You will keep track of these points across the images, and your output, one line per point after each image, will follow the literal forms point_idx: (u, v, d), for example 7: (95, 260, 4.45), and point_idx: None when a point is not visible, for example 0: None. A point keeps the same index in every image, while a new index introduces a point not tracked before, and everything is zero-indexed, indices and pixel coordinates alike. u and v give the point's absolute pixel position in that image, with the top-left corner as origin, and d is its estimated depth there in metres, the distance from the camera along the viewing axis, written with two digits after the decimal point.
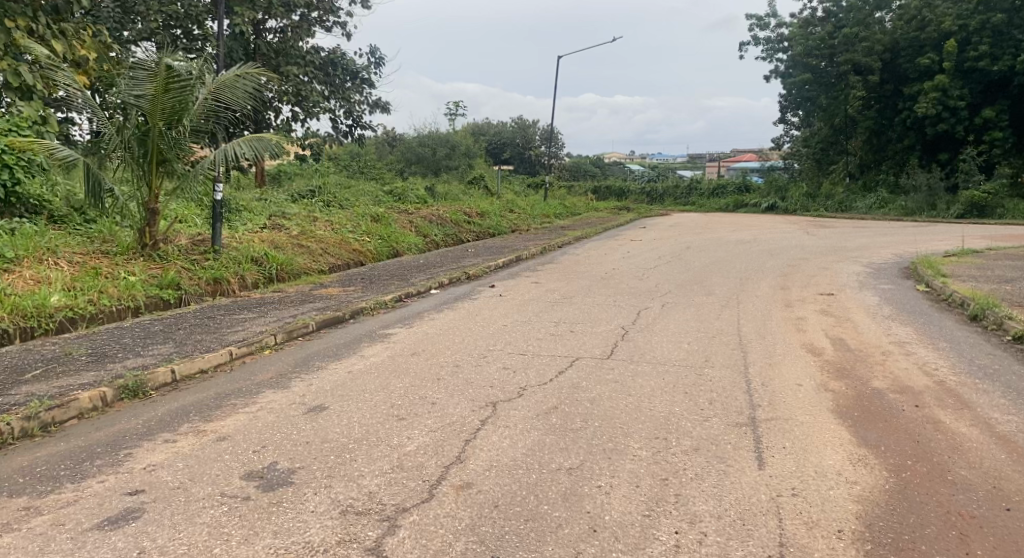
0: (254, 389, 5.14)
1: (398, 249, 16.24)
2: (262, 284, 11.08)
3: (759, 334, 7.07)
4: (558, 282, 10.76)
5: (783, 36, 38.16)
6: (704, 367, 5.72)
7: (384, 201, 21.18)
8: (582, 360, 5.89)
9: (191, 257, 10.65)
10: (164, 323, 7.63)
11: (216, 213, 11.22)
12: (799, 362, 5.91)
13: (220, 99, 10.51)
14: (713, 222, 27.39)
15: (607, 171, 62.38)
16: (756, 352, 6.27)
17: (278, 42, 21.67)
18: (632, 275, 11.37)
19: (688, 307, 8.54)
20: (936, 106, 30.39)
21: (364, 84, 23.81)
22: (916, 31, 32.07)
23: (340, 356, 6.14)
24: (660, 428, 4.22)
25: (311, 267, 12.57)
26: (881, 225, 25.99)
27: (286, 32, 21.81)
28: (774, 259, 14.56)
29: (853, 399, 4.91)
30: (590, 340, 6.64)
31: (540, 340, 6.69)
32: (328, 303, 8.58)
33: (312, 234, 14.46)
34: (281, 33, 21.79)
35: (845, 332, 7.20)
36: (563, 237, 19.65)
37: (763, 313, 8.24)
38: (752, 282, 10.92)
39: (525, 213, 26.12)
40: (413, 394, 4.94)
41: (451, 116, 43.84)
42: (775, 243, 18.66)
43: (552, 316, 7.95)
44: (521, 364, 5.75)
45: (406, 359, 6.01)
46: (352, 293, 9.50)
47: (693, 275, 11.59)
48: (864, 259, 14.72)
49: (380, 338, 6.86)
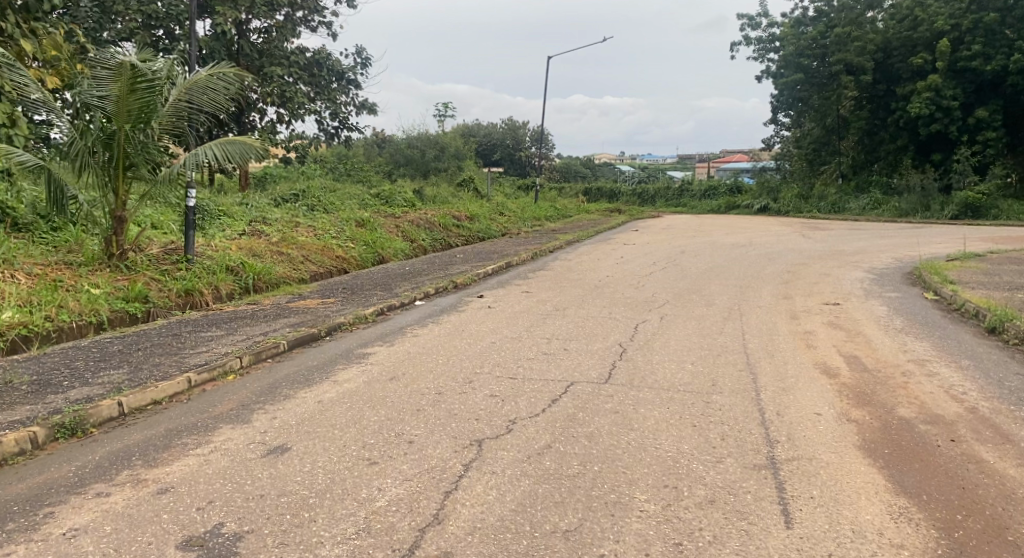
0: (211, 424, 4.58)
1: (383, 255, 15.68)
2: (237, 295, 10.52)
3: (767, 352, 6.57)
4: (549, 291, 10.26)
5: (774, 36, 37.89)
6: (711, 393, 5.21)
7: (370, 205, 20.60)
8: (578, 385, 5.36)
9: (161, 268, 10.05)
10: (125, 342, 7.02)
11: (189, 220, 10.62)
12: (814, 386, 5.43)
13: (193, 101, 9.93)
14: (706, 224, 26.97)
15: (598, 172, 61.96)
16: (766, 373, 5.77)
17: (262, 43, 21.12)
18: (627, 283, 10.87)
19: (688, 320, 8.04)
20: (929, 106, 30.10)
21: (350, 86, 23.23)
22: (908, 30, 31.82)
23: (312, 382, 5.59)
24: (668, 473, 3.72)
25: (290, 275, 12.04)
26: (876, 227, 25.63)
27: (270, 33, 21.22)
28: (773, 264, 14.09)
29: (879, 431, 4.42)
30: (587, 360, 6.13)
31: (532, 360, 6.17)
32: (304, 318, 8.01)
33: (293, 241, 13.90)
34: (266, 34, 21.22)
35: (858, 349, 6.71)
36: (554, 240, 19.15)
37: (769, 326, 7.75)
38: (753, 290, 10.44)
39: (515, 216, 25.60)
40: (389, 430, 4.40)
41: (441, 118, 43.26)
42: (771, 246, 18.22)
43: (543, 331, 7.42)
44: (511, 391, 5.21)
45: (383, 385, 5.46)
46: (331, 306, 8.95)
47: (691, 282, 11.10)
48: (864, 264, 14.26)
49: (356, 359, 6.30)
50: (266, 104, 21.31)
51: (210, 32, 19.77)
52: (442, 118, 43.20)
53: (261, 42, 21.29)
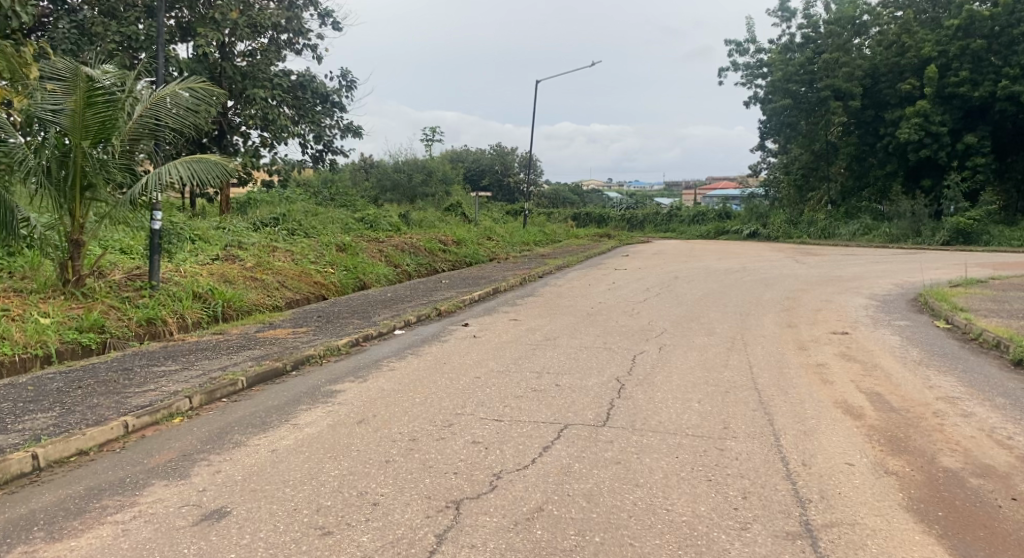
0: (141, 480, 3.85)
1: (365, 280, 15.03)
2: (204, 324, 9.83)
3: (780, 387, 5.96)
4: (538, 318, 9.65)
5: (762, 62, 37.99)
6: (726, 439, 4.58)
7: (354, 229, 19.98)
8: (571, 429, 4.72)
9: (122, 295, 9.34)
10: (68, 376, 6.29)
11: (154, 243, 9.93)
12: (839, 429, 4.81)
13: (160, 118, 9.31)
14: (697, 250, 26.56)
15: (586, 198, 61.74)
16: (783, 414, 5.15)
17: (246, 65, 20.58)
18: (621, 310, 10.27)
19: (688, 350, 7.44)
20: (919, 131, 29.95)
21: (335, 109, 22.71)
22: (895, 56, 31.87)
23: (269, 425, 4.89)
24: (684, 546, 3.12)
25: (264, 303, 11.38)
26: (870, 252, 25.30)
27: (255, 56, 20.77)
28: (771, 290, 13.57)
29: (923, 486, 3.81)
30: (581, 398, 5.49)
31: (520, 398, 5.52)
32: (270, 350, 7.30)
33: (270, 266, 13.25)
34: (251, 56, 20.76)
35: (878, 385, 6.11)
36: (543, 265, 18.58)
37: (777, 358, 7.17)
38: (754, 318, 9.88)
39: (503, 240, 25.06)
40: (353, 486, 3.75)
41: (429, 142, 42.88)
42: (765, 271, 17.74)
43: (533, 363, 6.76)
44: (496, 437, 4.56)
45: (351, 430, 4.77)
46: (303, 336, 8.25)
47: (688, 309, 10.53)
48: (865, 290, 13.78)
49: (322, 399, 5.60)
50: (249, 127, 20.80)
51: (192, 54, 19.28)
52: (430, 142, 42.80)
53: (245, 64, 20.77)
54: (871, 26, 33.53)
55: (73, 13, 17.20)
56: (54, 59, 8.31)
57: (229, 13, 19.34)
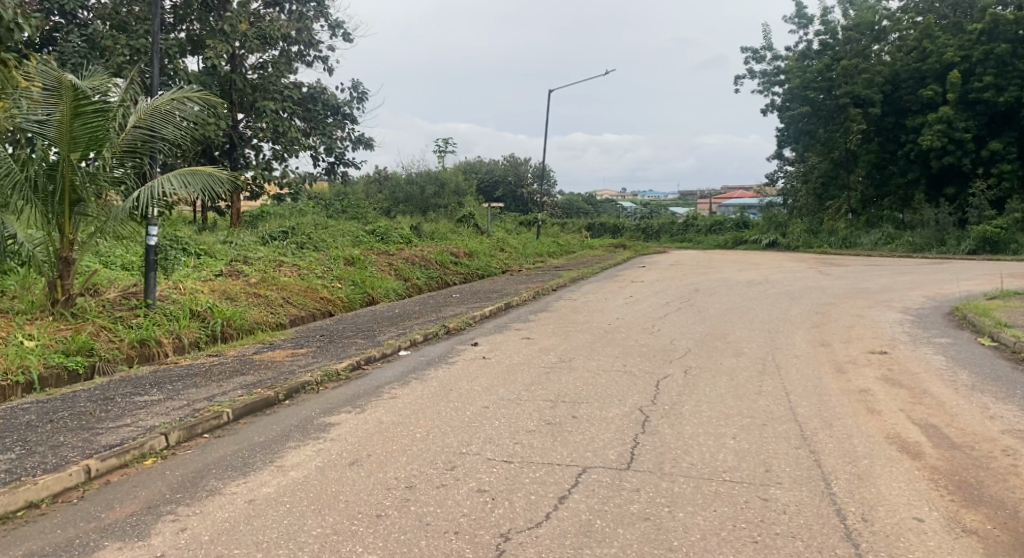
0: (92, 542, 3.35)
1: (373, 295, 14.53)
2: (202, 344, 9.38)
3: (822, 419, 5.36)
4: (552, 337, 9.09)
5: (779, 69, 37.40)
6: (768, 486, 4.01)
7: (364, 242, 19.53)
8: (591, 474, 4.16)
9: (114, 315, 8.91)
10: (45, 406, 5.80)
11: (150, 261, 9.50)
12: (898, 471, 4.22)
13: (155, 129, 9.01)
14: (716, 260, 25.90)
15: (601, 208, 61.23)
16: (831, 453, 4.55)
17: (256, 78, 20.30)
18: (640, 327, 9.71)
19: (716, 375, 6.84)
20: (942, 138, 29.13)
21: (346, 120, 22.30)
22: (916, 62, 31.17)
23: (251, 468, 4.35)
24: None
25: (266, 320, 10.93)
26: (896, 263, 24.51)
27: (267, 68, 20.50)
28: (798, 304, 12.92)
29: (1009, 552, 3.24)
30: (602, 433, 4.93)
31: (533, 432, 4.96)
32: (264, 375, 6.78)
33: (274, 281, 12.82)
34: (262, 69, 20.50)
35: (932, 415, 5.49)
36: (557, 278, 18.06)
37: (814, 383, 6.57)
38: (783, 336, 9.27)
39: (516, 252, 24.55)
40: (339, 551, 3.23)
41: (442, 154, 42.62)
42: (790, 283, 17.06)
43: (548, 390, 6.20)
44: (506, 485, 4.01)
45: (342, 474, 4.24)
46: (301, 359, 7.72)
47: (711, 326, 9.93)
48: (897, 303, 13.09)
49: (314, 434, 5.07)
50: (261, 140, 20.56)
51: (202, 66, 19.08)
52: (443, 153, 42.49)
53: (255, 77, 20.50)
54: (891, 32, 32.82)
55: (84, 27, 16.93)
56: (41, 67, 7.88)
57: (239, 24, 19.07)
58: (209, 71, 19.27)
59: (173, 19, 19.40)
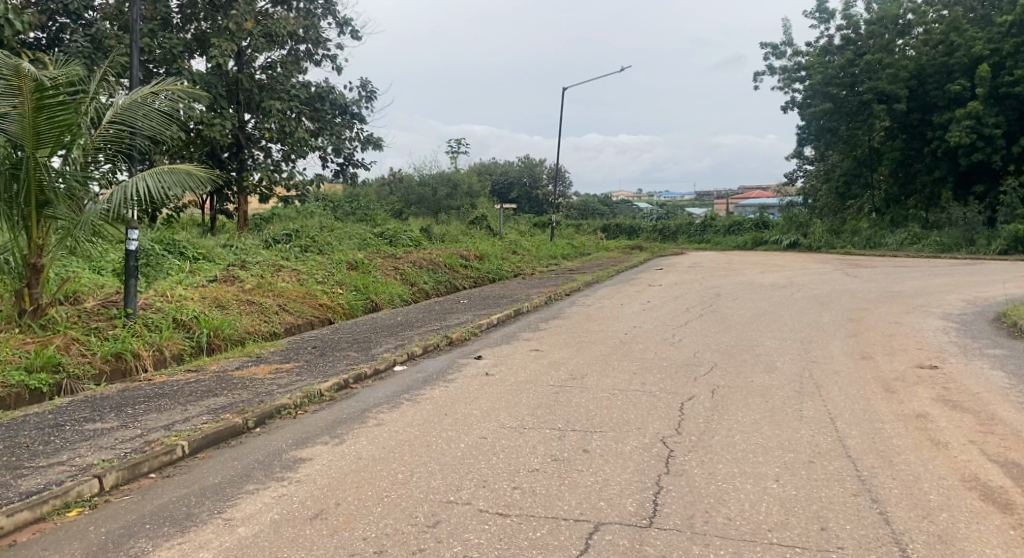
0: None
1: (377, 301, 13.80)
2: (186, 357, 8.75)
3: (881, 454, 4.52)
4: (564, 349, 8.29)
5: (799, 65, 36.37)
6: (829, 553, 3.20)
7: (372, 245, 18.83)
8: (605, 535, 3.36)
9: (89, 326, 8.29)
10: None
11: (129, 267, 8.86)
12: (987, 531, 3.38)
13: (134, 124, 8.38)
14: (736, 262, 25.01)
15: (617, 209, 60.28)
16: (902, 503, 3.71)
17: (265, 78, 19.67)
18: (660, 338, 8.90)
19: (749, 396, 6.02)
20: (971, 134, 27.98)
21: (355, 119, 21.54)
22: (943, 56, 30.03)
23: (192, 521, 3.61)
24: None
25: (259, 330, 10.25)
26: (925, 264, 23.45)
27: (276, 67, 19.81)
28: (828, 310, 12.06)
29: None
30: (618, 475, 4.13)
31: (536, 474, 4.17)
32: (237, 397, 6.04)
33: (270, 286, 12.18)
34: (272, 69, 19.80)
35: (1009, 448, 4.65)
36: (571, 282, 17.30)
37: (863, 406, 5.73)
38: (818, 347, 8.44)
39: (529, 255, 23.79)
40: None
41: (455, 155, 41.94)
42: (817, 287, 16.16)
43: (556, 415, 5.42)
44: (500, 551, 3.23)
45: (301, 533, 3.47)
46: (284, 376, 6.97)
47: (737, 336, 9.10)
48: (935, 309, 12.18)
49: (277, 475, 4.29)
50: (269, 141, 19.90)
51: (208, 66, 18.52)
52: (456, 154, 41.77)
53: (264, 77, 19.84)
54: (916, 26, 31.56)
55: (89, 28, 16.14)
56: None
57: (245, 22, 18.31)
58: (215, 71, 18.66)
59: (181, 18, 18.72)
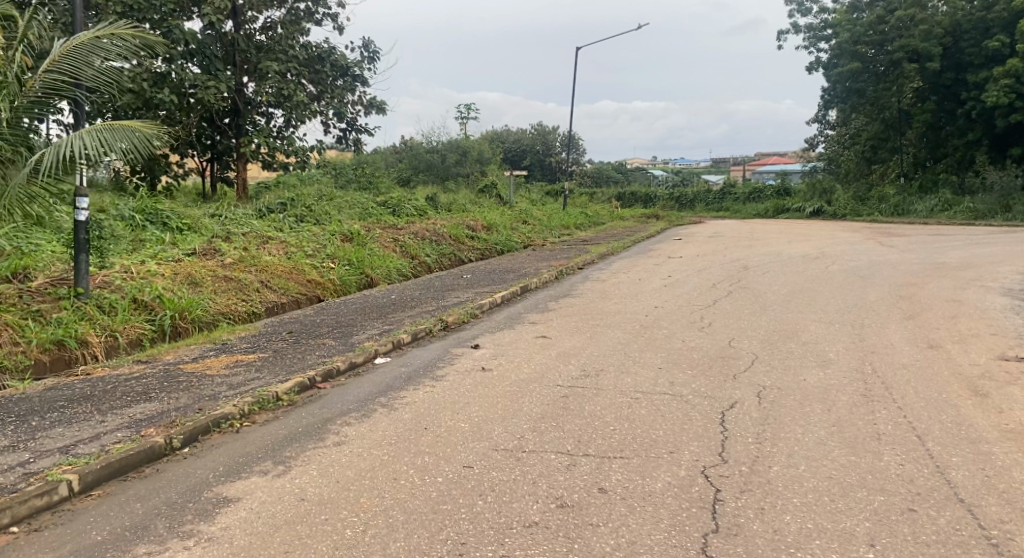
0: None
1: (372, 276, 12.65)
2: (146, 342, 7.69)
3: (1004, 498, 3.32)
4: (575, 336, 7.11)
5: (825, 22, 34.37)
6: None
7: (374, 214, 17.62)
8: None
9: (30, 309, 7.26)
10: None
11: (78, 241, 7.71)
12: None
13: (79, 76, 7.01)
14: (759, 231, 23.63)
15: (632, 176, 58.51)
16: None
17: (265, 39, 18.31)
18: (686, 322, 7.69)
19: (806, 402, 4.82)
20: (1009, 94, 26.03)
21: (357, 82, 20.00)
22: (981, 11, 27.96)
23: None
24: None
25: (234, 310, 9.13)
26: (961, 232, 22.01)
27: (277, 28, 18.41)
28: (872, 286, 10.76)
29: None
30: (647, 536, 3.00)
31: (535, 533, 3.05)
32: (173, 404, 4.88)
33: (254, 261, 11.03)
34: (272, 30, 18.41)
35: None
36: (584, 253, 16.07)
37: (956, 417, 4.52)
38: (874, 334, 7.19)
39: (540, 225, 22.50)
40: None
41: (464, 121, 40.46)
42: (853, 258, 14.78)
43: (564, 432, 4.25)
44: None
45: None
46: (241, 372, 5.83)
47: (776, 320, 7.85)
48: (994, 284, 10.79)
49: (184, 530, 3.18)
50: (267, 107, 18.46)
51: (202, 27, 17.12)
52: (464, 121, 40.25)
53: (264, 39, 18.51)
54: None
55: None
56: None
57: None
58: (211, 33, 17.34)
59: None
